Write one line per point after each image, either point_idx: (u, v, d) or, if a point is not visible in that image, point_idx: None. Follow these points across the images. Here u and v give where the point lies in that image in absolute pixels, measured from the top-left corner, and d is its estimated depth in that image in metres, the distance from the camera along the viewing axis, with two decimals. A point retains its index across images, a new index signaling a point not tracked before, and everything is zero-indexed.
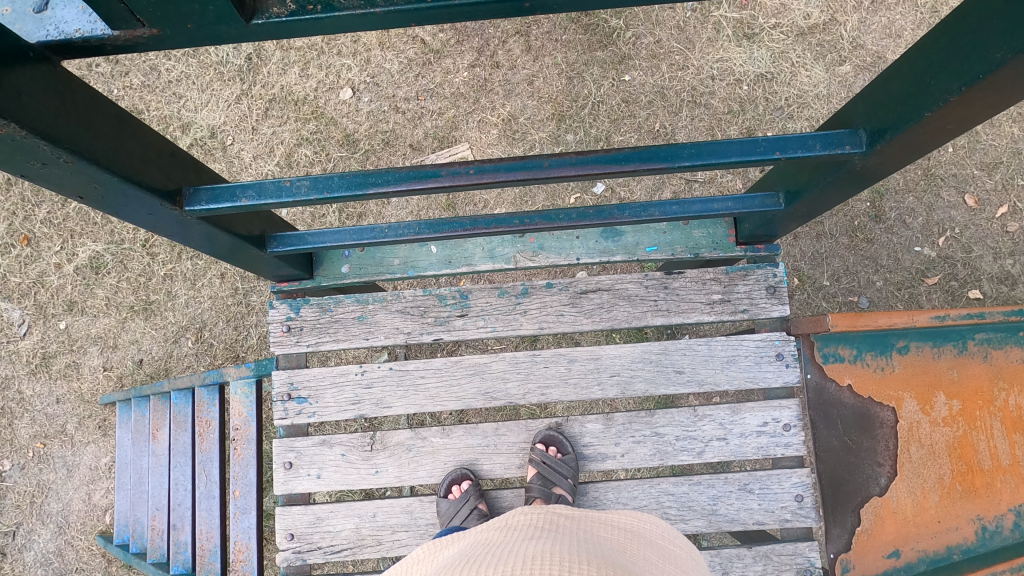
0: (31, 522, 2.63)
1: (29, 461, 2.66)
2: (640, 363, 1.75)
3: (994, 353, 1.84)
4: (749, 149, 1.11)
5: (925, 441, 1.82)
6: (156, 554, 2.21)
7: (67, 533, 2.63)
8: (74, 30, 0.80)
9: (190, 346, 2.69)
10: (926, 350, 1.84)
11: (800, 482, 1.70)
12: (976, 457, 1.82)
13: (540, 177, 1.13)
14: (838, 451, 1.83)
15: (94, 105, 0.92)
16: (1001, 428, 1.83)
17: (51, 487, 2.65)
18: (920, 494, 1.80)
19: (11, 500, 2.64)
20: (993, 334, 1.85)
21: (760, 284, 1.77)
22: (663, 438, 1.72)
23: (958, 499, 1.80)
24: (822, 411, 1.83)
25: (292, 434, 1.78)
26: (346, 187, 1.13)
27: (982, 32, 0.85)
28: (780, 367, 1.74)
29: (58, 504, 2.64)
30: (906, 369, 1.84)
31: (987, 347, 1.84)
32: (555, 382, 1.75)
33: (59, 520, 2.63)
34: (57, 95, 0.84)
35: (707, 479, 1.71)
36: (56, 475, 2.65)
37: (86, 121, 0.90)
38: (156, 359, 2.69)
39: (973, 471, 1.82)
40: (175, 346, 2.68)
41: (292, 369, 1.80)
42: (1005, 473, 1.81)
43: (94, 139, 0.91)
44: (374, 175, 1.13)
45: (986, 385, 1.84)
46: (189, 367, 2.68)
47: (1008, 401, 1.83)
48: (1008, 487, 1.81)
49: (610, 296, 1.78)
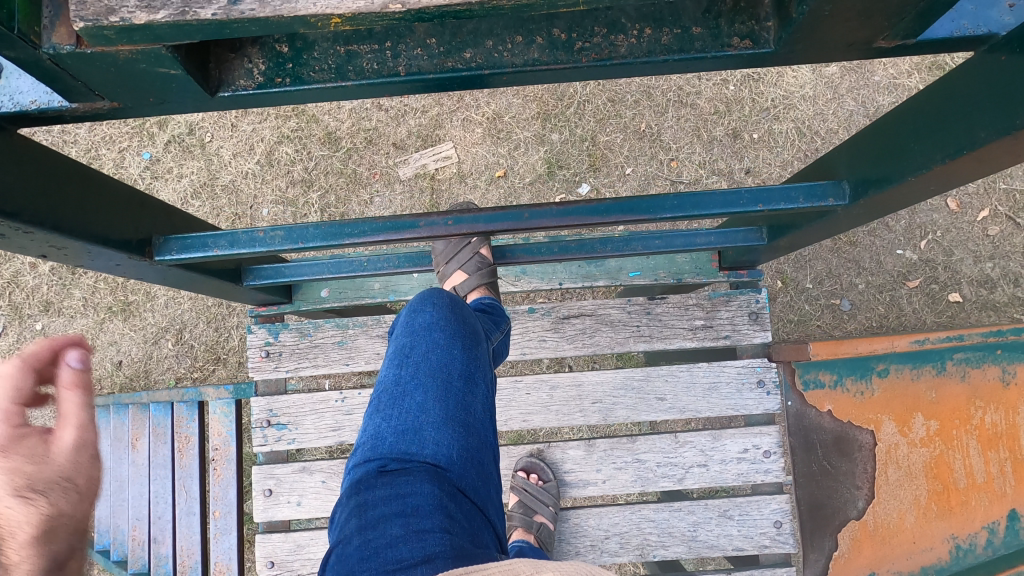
0: None
1: None
2: (623, 391, 1.75)
3: (972, 372, 1.85)
4: (732, 201, 1.10)
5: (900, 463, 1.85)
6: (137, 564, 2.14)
7: None
8: (30, 102, 0.76)
9: (171, 348, 2.65)
10: (907, 371, 1.85)
11: (779, 509, 1.71)
12: (952, 476, 1.85)
13: (521, 228, 1.11)
14: (816, 474, 1.84)
15: (55, 168, 0.90)
16: (977, 446, 1.85)
17: None
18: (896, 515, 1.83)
19: None
20: (971, 354, 1.85)
21: (743, 309, 1.77)
22: (644, 464, 1.73)
23: (933, 518, 1.83)
24: (803, 438, 1.83)
25: (273, 460, 1.76)
26: (322, 239, 1.11)
27: (976, 105, 0.82)
28: (761, 395, 1.74)
29: None
30: (885, 393, 1.84)
31: (965, 367, 1.85)
32: (537, 409, 1.74)
33: None
34: (12, 164, 0.82)
35: (687, 505, 1.72)
36: None
37: (47, 186, 0.87)
38: (136, 361, 2.65)
39: (949, 490, 1.84)
40: (155, 348, 2.64)
41: (271, 394, 1.77)
42: (980, 491, 1.84)
43: (58, 205, 0.88)
44: (350, 226, 1.10)
45: (964, 403, 1.85)
46: (169, 368, 2.64)
47: (984, 419, 1.85)
48: (982, 504, 1.84)
49: (593, 321, 1.77)
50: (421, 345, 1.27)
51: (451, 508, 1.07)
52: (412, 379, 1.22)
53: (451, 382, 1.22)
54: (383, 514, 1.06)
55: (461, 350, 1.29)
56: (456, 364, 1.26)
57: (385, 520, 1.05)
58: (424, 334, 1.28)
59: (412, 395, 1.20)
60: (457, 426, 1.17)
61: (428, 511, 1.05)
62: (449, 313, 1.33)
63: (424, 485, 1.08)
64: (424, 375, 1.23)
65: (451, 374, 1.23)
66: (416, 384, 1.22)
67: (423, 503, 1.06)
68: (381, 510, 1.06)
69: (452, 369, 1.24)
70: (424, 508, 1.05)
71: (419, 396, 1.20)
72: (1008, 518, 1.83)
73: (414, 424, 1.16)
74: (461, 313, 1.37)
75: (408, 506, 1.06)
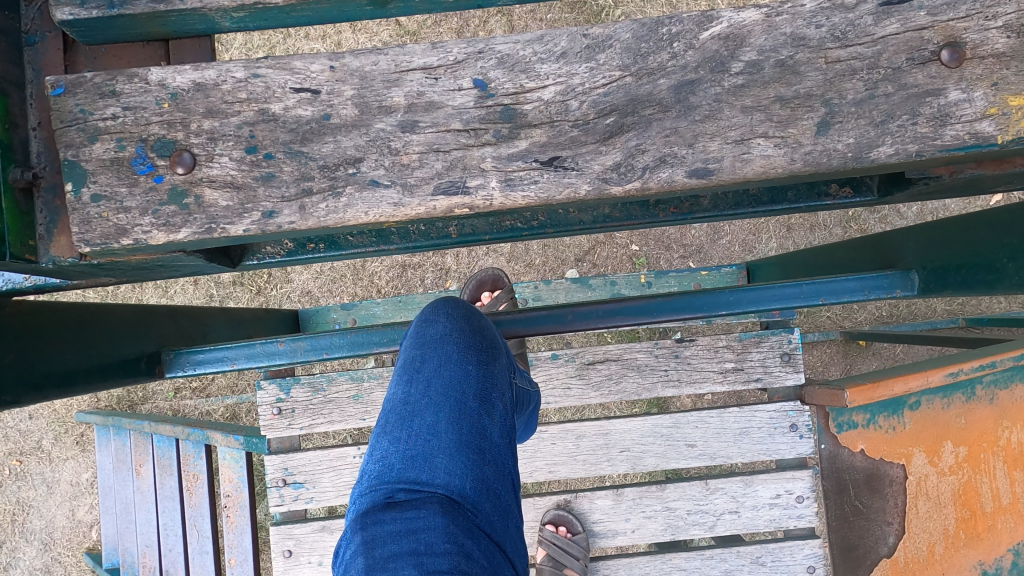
0: (13, 540, 2.02)
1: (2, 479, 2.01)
2: (651, 438, 1.69)
3: (1000, 394, 1.50)
4: (791, 295, 1.04)
5: (931, 495, 1.49)
6: None
7: (53, 549, 2.02)
8: (26, 279, 0.67)
9: None
10: (937, 400, 1.47)
11: (813, 554, 1.65)
12: (979, 501, 1.50)
13: (565, 330, 1.00)
14: (846, 516, 1.49)
15: (45, 319, 0.78)
16: (1003, 467, 1.51)
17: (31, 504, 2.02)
18: (928, 548, 1.48)
19: None
20: (998, 373, 1.50)
21: (774, 351, 1.69)
22: (674, 513, 1.68)
23: (961, 547, 1.49)
24: (834, 482, 1.49)
25: (290, 519, 1.65)
26: (346, 349, 1.03)
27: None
28: (794, 439, 1.67)
29: (41, 521, 2.02)
30: (916, 425, 1.48)
31: (994, 389, 1.49)
32: (563, 460, 1.68)
33: (43, 537, 2.02)
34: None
35: (719, 553, 1.67)
36: (36, 492, 2.02)
37: (33, 345, 0.75)
38: None
39: (976, 516, 1.50)
40: None
41: (284, 451, 1.64)
42: (1006, 513, 1.51)
43: (52, 362, 0.78)
44: (379, 333, 1.02)
45: (991, 425, 1.50)
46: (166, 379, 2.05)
47: (1011, 438, 1.51)
48: (1009, 527, 1.51)
49: (619, 366, 1.69)
50: (435, 355, 0.79)
51: (474, 550, 0.66)
52: (422, 395, 0.76)
53: (468, 400, 0.76)
54: (391, 555, 0.64)
55: (478, 364, 0.80)
56: (476, 379, 0.79)
57: (395, 563, 0.64)
58: (437, 343, 0.81)
59: (421, 410, 0.74)
60: (480, 452, 0.74)
61: (446, 550, 0.65)
62: (463, 315, 0.85)
63: (440, 521, 0.67)
64: (434, 392, 0.76)
65: (471, 392, 0.77)
66: (422, 399, 0.76)
67: (441, 539, 0.65)
68: (390, 548, 0.65)
69: (474, 384, 0.78)
70: (440, 547, 0.65)
71: (431, 414, 0.74)
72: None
73: (424, 446, 0.72)
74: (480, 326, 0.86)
75: (421, 543, 0.65)
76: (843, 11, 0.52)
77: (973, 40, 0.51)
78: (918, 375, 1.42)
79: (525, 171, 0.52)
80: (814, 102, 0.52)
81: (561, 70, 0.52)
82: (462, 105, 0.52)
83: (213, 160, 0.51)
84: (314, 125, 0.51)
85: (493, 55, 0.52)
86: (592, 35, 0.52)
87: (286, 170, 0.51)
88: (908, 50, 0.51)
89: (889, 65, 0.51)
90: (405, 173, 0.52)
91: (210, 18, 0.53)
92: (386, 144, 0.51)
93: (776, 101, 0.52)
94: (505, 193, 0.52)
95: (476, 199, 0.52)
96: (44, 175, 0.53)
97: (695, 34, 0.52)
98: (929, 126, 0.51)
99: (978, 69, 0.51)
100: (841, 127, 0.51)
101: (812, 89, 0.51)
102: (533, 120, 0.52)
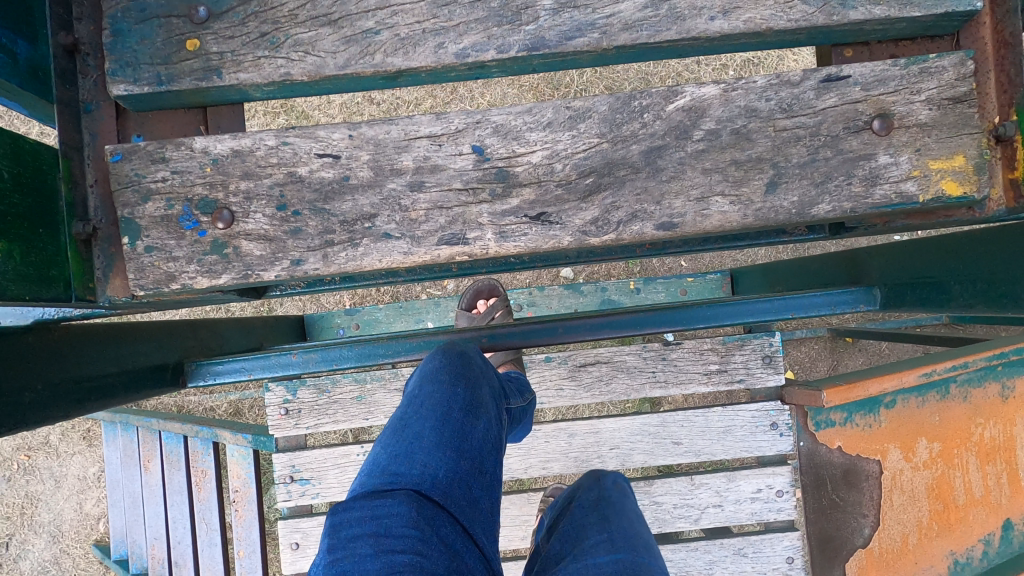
0: (22, 532, 1.87)
1: (12, 472, 1.87)
2: (639, 436, 1.77)
3: (974, 391, 1.41)
4: (765, 310, 1.12)
5: (906, 488, 1.38)
6: None
7: (63, 541, 1.88)
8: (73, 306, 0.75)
9: None
10: (911, 398, 1.37)
11: (791, 545, 1.75)
12: (953, 494, 1.41)
13: (557, 342, 1.08)
14: (823, 508, 1.37)
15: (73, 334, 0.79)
16: (976, 461, 1.42)
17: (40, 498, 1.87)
18: (901, 540, 1.37)
19: None
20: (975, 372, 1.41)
21: (757, 353, 1.76)
22: (662, 507, 1.77)
23: (934, 537, 1.40)
24: (812, 476, 1.37)
25: (297, 513, 1.68)
26: (355, 359, 1.12)
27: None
28: (774, 437, 1.76)
29: (47, 514, 1.87)
30: (891, 423, 1.36)
31: (969, 387, 1.40)
32: (556, 457, 1.76)
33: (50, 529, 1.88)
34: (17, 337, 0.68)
35: (703, 545, 1.76)
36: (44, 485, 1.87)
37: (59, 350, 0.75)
38: None
39: (949, 509, 1.41)
40: None
41: (291, 449, 1.62)
42: (978, 505, 1.43)
43: (80, 368, 0.78)
44: (383, 347, 1.11)
45: (967, 421, 1.41)
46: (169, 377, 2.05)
47: (985, 433, 1.42)
48: (980, 518, 1.44)
49: (609, 368, 1.76)
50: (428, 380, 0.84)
51: (433, 535, 0.67)
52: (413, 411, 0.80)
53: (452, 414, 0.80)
54: (354, 536, 0.66)
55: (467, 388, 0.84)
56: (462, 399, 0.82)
57: (357, 543, 0.66)
58: (432, 374, 0.85)
59: (409, 421, 0.79)
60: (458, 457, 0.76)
61: (404, 532, 0.66)
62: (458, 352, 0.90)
63: (406, 508, 0.68)
64: (422, 408, 0.80)
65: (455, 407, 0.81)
66: (411, 414, 0.80)
67: (401, 523, 0.67)
68: (355, 530, 0.67)
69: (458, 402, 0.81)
70: (398, 529, 0.66)
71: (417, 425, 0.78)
72: (1002, 527, 1.45)
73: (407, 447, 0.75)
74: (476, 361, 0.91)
75: (383, 526, 0.66)
76: (790, 86, 0.60)
77: (901, 112, 0.60)
78: (895, 373, 1.30)
79: (517, 225, 0.60)
80: (764, 164, 0.60)
81: (548, 137, 0.60)
82: (462, 168, 0.60)
83: (248, 216, 0.59)
84: (335, 185, 0.60)
85: (489, 125, 0.60)
86: (574, 107, 0.60)
87: (312, 225, 0.60)
88: (844, 121, 0.60)
89: (828, 133, 0.60)
90: (413, 227, 0.60)
91: (244, 91, 0.61)
92: (397, 202, 0.60)
93: (732, 164, 0.60)
94: (500, 244, 0.60)
95: (475, 248, 0.60)
96: (101, 227, 0.62)
97: (663, 106, 0.60)
98: (861, 186, 0.60)
99: (904, 136, 0.60)
100: (787, 186, 0.60)
101: (762, 154, 0.60)
102: (524, 180, 0.60)
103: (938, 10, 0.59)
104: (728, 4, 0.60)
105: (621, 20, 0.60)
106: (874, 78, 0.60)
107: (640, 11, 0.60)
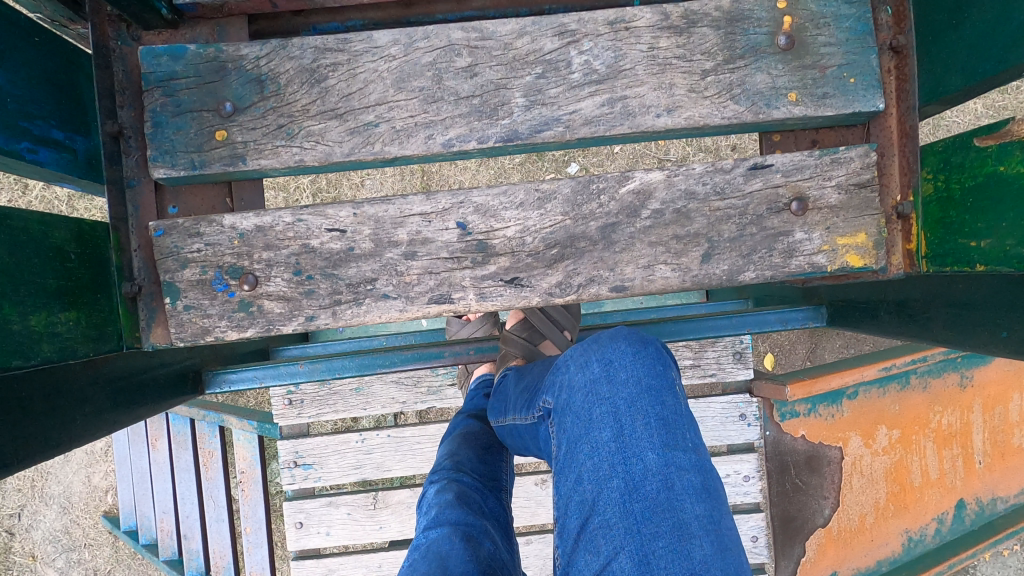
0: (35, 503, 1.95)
1: None
2: None
3: (934, 380, 1.48)
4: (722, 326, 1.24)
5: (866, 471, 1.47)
6: (167, 553, 1.80)
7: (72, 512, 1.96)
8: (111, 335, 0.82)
9: None
10: (873, 389, 1.45)
11: (757, 525, 1.51)
12: (909, 475, 1.49)
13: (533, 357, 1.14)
14: (787, 492, 1.47)
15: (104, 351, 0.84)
16: (934, 446, 1.50)
17: (50, 471, 1.96)
18: (859, 520, 1.47)
19: (8, 484, 1.96)
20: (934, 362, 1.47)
21: (727, 349, 1.46)
22: None
23: (889, 516, 1.49)
24: (776, 463, 1.47)
25: (301, 493, 1.70)
26: (355, 369, 1.22)
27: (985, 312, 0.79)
28: (744, 428, 1.47)
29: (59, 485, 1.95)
30: (852, 412, 1.45)
31: (928, 377, 1.48)
32: None
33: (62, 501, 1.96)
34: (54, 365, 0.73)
35: None
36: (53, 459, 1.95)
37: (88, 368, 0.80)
38: None
39: (905, 490, 1.49)
40: None
41: (295, 436, 1.67)
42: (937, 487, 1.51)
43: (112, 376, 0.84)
44: (381, 357, 1.21)
45: (926, 409, 1.49)
46: None
47: (943, 421, 1.50)
48: (935, 499, 1.51)
49: None
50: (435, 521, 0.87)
51: None
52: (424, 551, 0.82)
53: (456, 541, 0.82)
54: None
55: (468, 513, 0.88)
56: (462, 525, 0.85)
57: None
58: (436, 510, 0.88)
59: (425, 557, 0.81)
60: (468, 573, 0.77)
61: None
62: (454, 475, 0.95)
63: None
64: (430, 541, 0.83)
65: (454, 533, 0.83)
66: (422, 556, 0.81)
67: None
68: None
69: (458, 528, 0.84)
70: None
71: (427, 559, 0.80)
72: (956, 507, 1.52)
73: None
74: (471, 479, 0.95)
75: None
76: (723, 173, 0.72)
77: (815, 196, 0.72)
78: (855, 369, 1.41)
79: (494, 287, 0.72)
80: (701, 239, 0.72)
81: (520, 215, 0.72)
82: (449, 241, 0.72)
83: (269, 280, 0.71)
84: (342, 255, 0.71)
85: (470, 205, 0.72)
86: (543, 190, 0.72)
87: (322, 287, 0.71)
88: (767, 202, 0.72)
89: (754, 213, 0.72)
90: (408, 289, 0.72)
91: (263, 172, 0.72)
92: (394, 268, 0.72)
93: (673, 238, 0.72)
94: (480, 303, 0.72)
95: (459, 306, 0.72)
96: (145, 284, 0.73)
97: (617, 189, 0.72)
98: (781, 257, 0.72)
99: (817, 216, 0.72)
100: (719, 257, 0.72)
101: (699, 230, 0.72)
102: (500, 250, 0.72)
103: (847, 110, 0.71)
104: (672, 103, 0.71)
105: (583, 116, 0.71)
106: (793, 167, 0.72)
107: (598, 109, 0.71)
